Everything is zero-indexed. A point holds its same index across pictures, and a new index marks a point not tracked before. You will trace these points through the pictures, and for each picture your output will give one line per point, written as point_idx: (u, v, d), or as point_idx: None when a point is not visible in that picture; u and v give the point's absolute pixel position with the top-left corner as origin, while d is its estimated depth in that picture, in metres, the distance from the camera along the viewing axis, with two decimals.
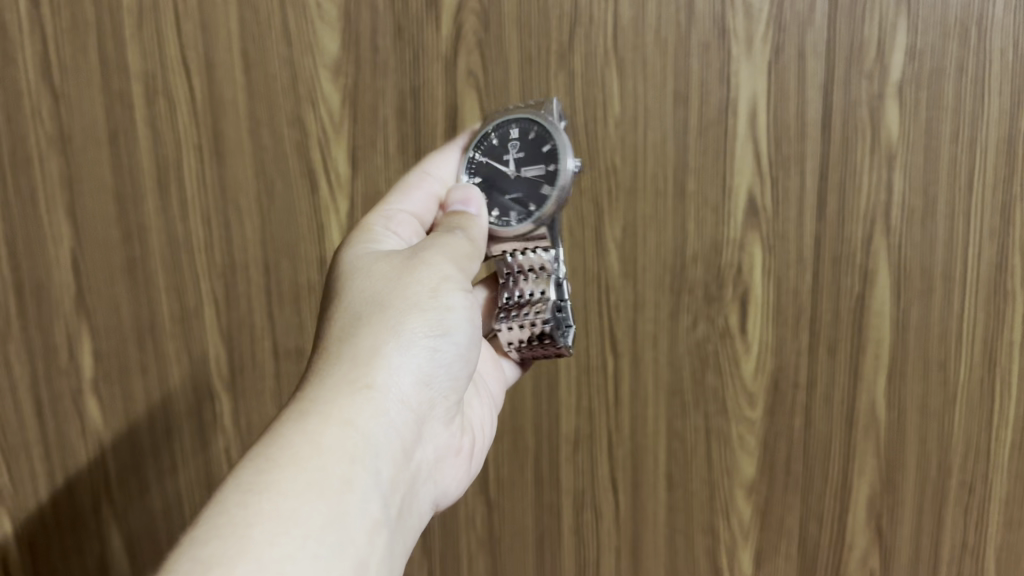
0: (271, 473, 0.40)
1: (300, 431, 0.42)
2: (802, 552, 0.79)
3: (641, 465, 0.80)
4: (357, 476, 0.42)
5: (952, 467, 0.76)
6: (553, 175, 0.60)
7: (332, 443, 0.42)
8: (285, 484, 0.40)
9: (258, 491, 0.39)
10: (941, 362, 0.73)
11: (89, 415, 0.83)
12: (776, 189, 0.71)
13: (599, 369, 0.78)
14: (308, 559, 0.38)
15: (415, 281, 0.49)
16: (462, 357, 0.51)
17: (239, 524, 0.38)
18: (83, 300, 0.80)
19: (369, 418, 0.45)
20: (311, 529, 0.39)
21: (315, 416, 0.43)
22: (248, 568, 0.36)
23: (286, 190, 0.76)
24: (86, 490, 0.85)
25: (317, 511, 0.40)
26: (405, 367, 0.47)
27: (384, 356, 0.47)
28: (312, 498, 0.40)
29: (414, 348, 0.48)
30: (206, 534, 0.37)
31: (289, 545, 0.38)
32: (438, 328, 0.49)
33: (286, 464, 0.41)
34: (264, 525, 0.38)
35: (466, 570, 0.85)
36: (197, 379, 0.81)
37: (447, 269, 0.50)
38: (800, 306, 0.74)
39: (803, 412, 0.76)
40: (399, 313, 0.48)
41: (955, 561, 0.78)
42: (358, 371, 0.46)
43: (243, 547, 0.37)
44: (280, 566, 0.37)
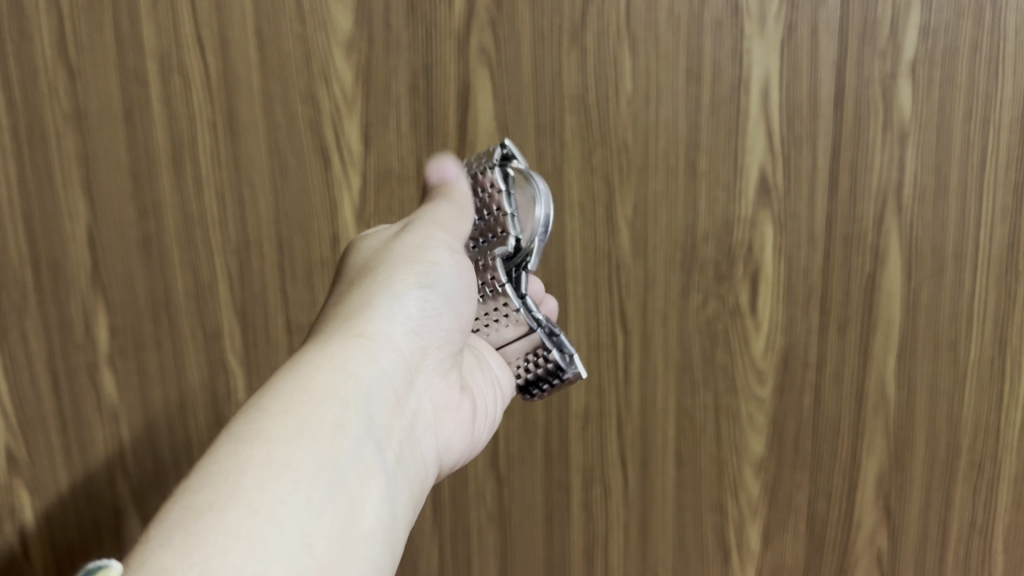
0: (262, 419, 0.41)
1: (292, 378, 0.43)
2: (810, 529, 0.80)
3: (651, 442, 0.81)
4: (351, 421, 0.43)
5: (961, 446, 0.76)
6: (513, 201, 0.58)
7: (325, 388, 0.43)
8: (278, 428, 0.40)
9: (251, 436, 0.40)
10: (951, 342, 0.73)
11: (105, 389, 0.84)
12: (788, 167, 0.71)
13: (609, 347, 0.79)
14: (303, 497, 0.38)
15: (403, 244, 0.51)
16: (451, 309, 0.51)
17: (232, 470, 0.38)
18: (98, 275, 0.81)
19: (361, 364, 0.45)
20: (304, 466, 0.39)
21: (305, 365, 0.44)
22: (238, 511, 0.36)
23: (299, 167, 0.76)
24: (102, 464, 0.86)
25: (311, 451, 0.40)
26: (397, 319, 0.48)
27: (374, 311, 0.48)
28: (305, 441, 0.40)
29: (405, 301, 0.49)
30: (201, 479, 0.38)
31: (283, 485, 0.38)
32: (425, 280, 0.50)
33: (277, 411, 0.41)
34: (258, 469, 0.38)
35: (476, 545, 0.86)
36: (211, 354, 0.82)
37: (432, 232, 0.52)
38: (811, 285, 0.74)
39: (813, 390, 0.77)
40: (385, 271, 0.49)
41: (962, 540, 0.78)
42: (348, 323, 0.47)
43: (232, 490, 0.37)
44: (273, 506, 0.37)
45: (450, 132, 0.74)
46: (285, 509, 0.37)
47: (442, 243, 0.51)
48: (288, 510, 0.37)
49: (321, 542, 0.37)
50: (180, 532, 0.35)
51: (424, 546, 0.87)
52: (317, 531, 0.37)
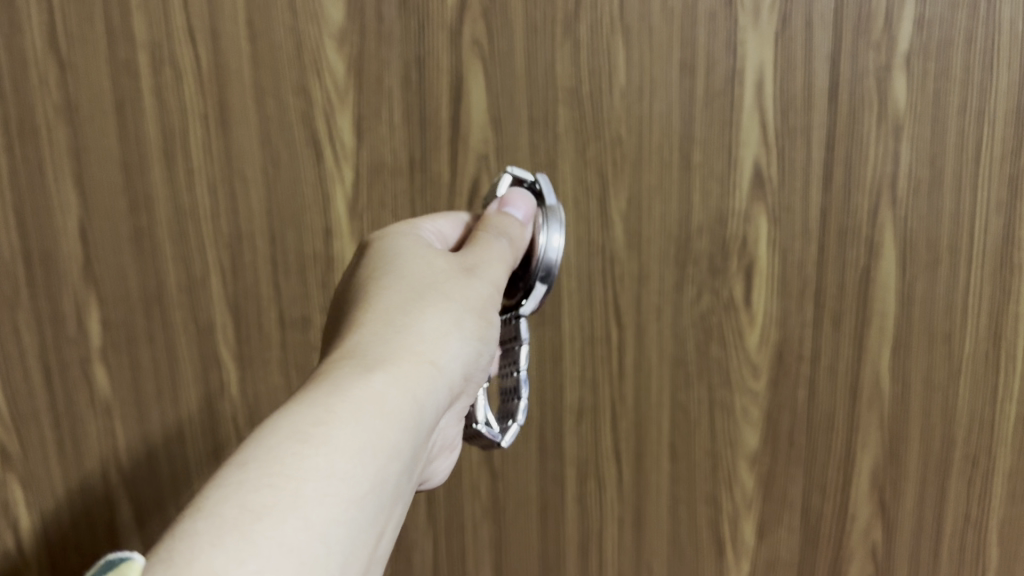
0: (332, 424, 0.39)
1: (363, 388, 0.42)
2: (804, 523, 0.80)
3: (645, 435, 0.80)
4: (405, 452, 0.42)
5: (956, 439, 0.75)
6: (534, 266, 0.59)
7: (392, 408, 0.42)
8: (346, 440, 0.39)
9: (317, 441, 0.38)
10: (946, 335, 0.73)
11: (98, 383, 0.84)
12: (783, 159, 0.71)
13: (603, 340, 0.78)
14: (352, 525, 0.37)
15: (476, 291, 0.50)
16: (488, 361, 0.52)
17: (298, 473, 0.36)
18: (90, 269, 0.81)
19: (425, 394, 0.44)
20: (361, 491, 0.38)
21: (374, 376, 0.43)
22: (298, 523, 0.35)
23: (291, 160, 0.76)
24: (95, 458, 0.86)
25: (370, 473, 0.39)
26: (455, 354, 0.47)
27: (441, 339, 0.47)
28: (368, 460, 0.39)
29: (465, 343, 0.48)
30: (261, 473, 0.36)
31: (340, 507, 0.37)
32: (483, 334, 0.50)
33: (347, 419, 0.40)
34: (321, 482, 0.37)
35: (471, 538, 0.86)
36: (204, 348, 0.82)
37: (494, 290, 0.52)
38: (806, 278, 0.73)
39: (807, 384, 0.76)
40: (456, 309, 0.49)
41: (957, 533, 0.78)
42: (421, 345, 0.46)
43: (297, 499, 0.35)
44: (327, 528, 0.36)
45: (443, 125, 0.73)
46: (335, 539, 0.36)
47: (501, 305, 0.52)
48: (337, 538, 0.36)
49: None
50: (236, 533, 0.33)
51: (418, 540, 0.87)
52: (352, 564, 0.37)
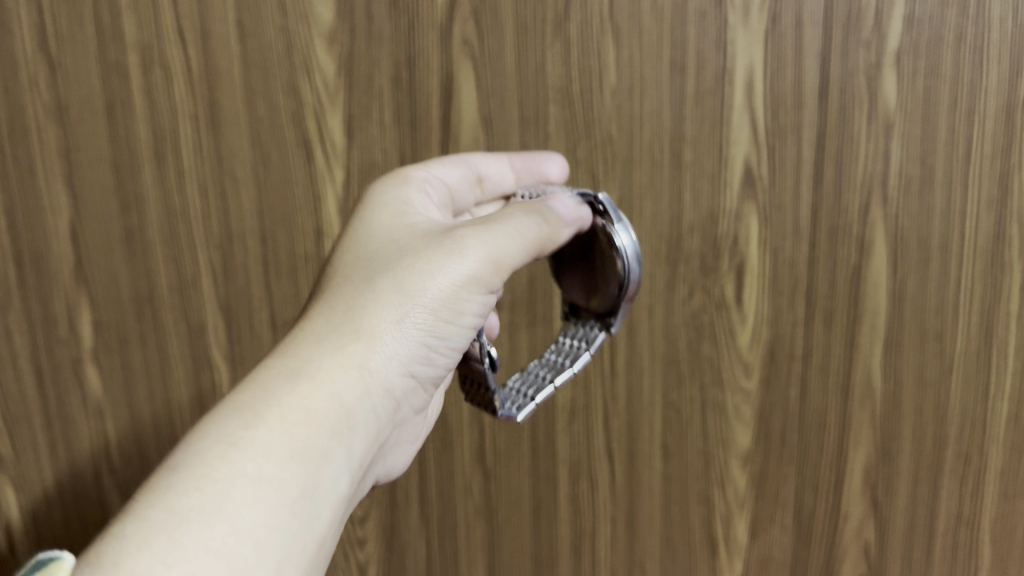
0: (258, 429, 0.40)
1: (293, 393, 0.42)
2: (797, 522, 0.80)
3: (637, 434, 0.80)
4: (337, 452, 0.42)
5: (948, 438, 0.76)
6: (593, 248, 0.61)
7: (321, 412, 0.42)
8: (274, 444, 0.40)
9: (244, 445, 0.39)
10: (937, 333, 0.73)
11: (89, 384, 0.84)
12: (773, 158, 0.71)
13: None
14: (282, 526, 0.38)
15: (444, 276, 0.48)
16: (454, 350, 0.51)
17: (221, 479, 0.37)
18: (81, 270, 0.80)
19: (355, 399, 0.45)
20: (289, 494, 0.39)
21: (306, 379, 0.43)
22: (224, 528, 0.36)
23: (282, 160, 0.76)
24: (87, 460, 0.86)
25: (296, 476, 0.40)
26: (401, 351, 0.47)
27: (386, 336, 0.47)
28: (294, 464, 0.40)
29: (415, 337, 0.48)
30: (187, 479, 0.37)
31: (266, 509, 0.38)
32: (444, 323, 0.49)
33: (274, 424, 0.40)
34: (245, 486, 0.38)
35: (464, 539, 0.85)
36: (196, 349, 0.82)
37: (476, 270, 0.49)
38: (797, 276, 0.73)
39: (799, 382, 0.76)
40: (414, 298, 0.47)
41: (950, 532, 0.78)
42: (357, 343, 0.46)
43: (221, 503, 0.37)
44: (255, 529, 0.37)
45: (434, 125, 0.73)
46: (265, 540, 0.37)
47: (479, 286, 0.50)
48: (268, 540, 0.37)
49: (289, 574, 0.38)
50: (162, 539, 0.35)
51: (411, 541, 0.86)
52: (288, 563, 0.38)
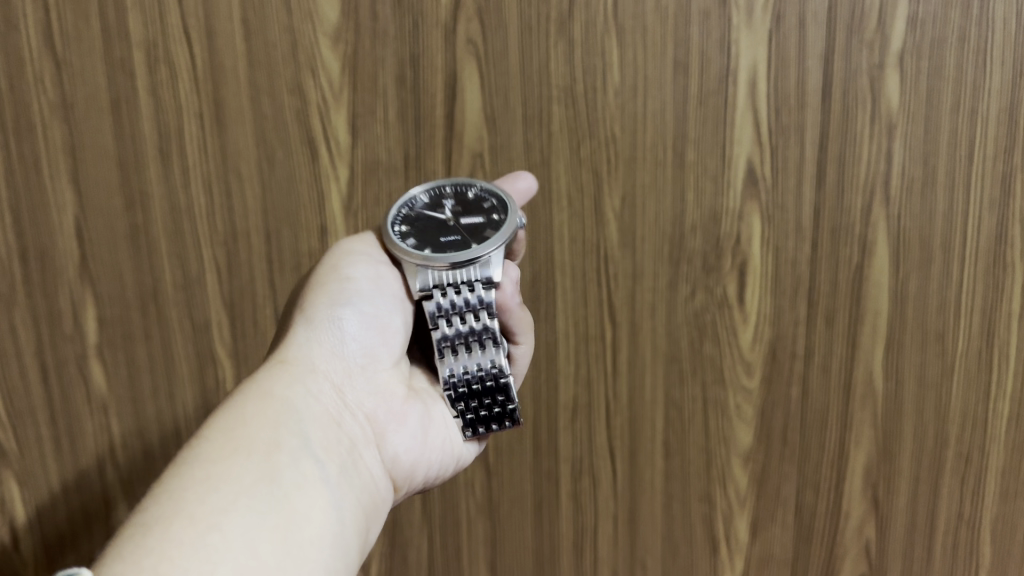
0: (199, 451, 0.45)
1: (226, 414, 0.47)
2: (798, 520, 0.81)
3: (639, 433, 0.81)
4: (285, 440, 0.47)
5: (949, 437, 0.77)
6: (461, 207, 0.61)
7: (253, 414, 0.47)
8: (214, 454, 0.44)
9: (190, 461, 0.44)
10: (939, 333, 0.74)
11: (94, 381, 0.84)
12: (775, 157, 0.71)
13: (597, 338, 0.78)
14: (240, 508, 0.41)
15: (320, 272, 0.55)
16: (379, 319, 0.54)
17: (176, 494, 0.42)
18: (86, 267, 0.81)
19: (286, 393, 0.49)
20: (237, 479, 0.43)
21: (239, 400, 0.48)
22: (181, 524, 0.40)
23: (286, 158, 0.76)
24: (91, 454, 0.86)
25: (245, 468, 0.44)
26: (319, 344, 0.52)
27: (298, 341, 0.52)
28: (238, 460, 0.44)
29: (325, 325, 0.53)
30: (152, 509, 0.42)
31: (219, 498, 0.41)
32: (339, 298, 0.53)
33: (213, 442, 0.45)
34: (195, 490, 0.42)
35: (466, 536, 0.85)
36: (200, 343, 0.82)
37: (342, 251, 0.56)
38: (799, 276, 0.74)
39: (800, 381, 0.77)
40: (307, 302, 0.54)
41: (950, 530, 0.80)
42: (275, 357, 0.52)
43: (176, 509, 0.41)
44: (216, 517, 0.41)
45: (438, 123, 0.74)
46: (227, 522, 0.40)
47: (357, 258, 0.55)
48: (229, 522, 0.40)
49: (263, 547, 0.40)
50: (132, 548, 0.39)
51: (412, 537, 0.85)
52: (256, 538, 0.41)
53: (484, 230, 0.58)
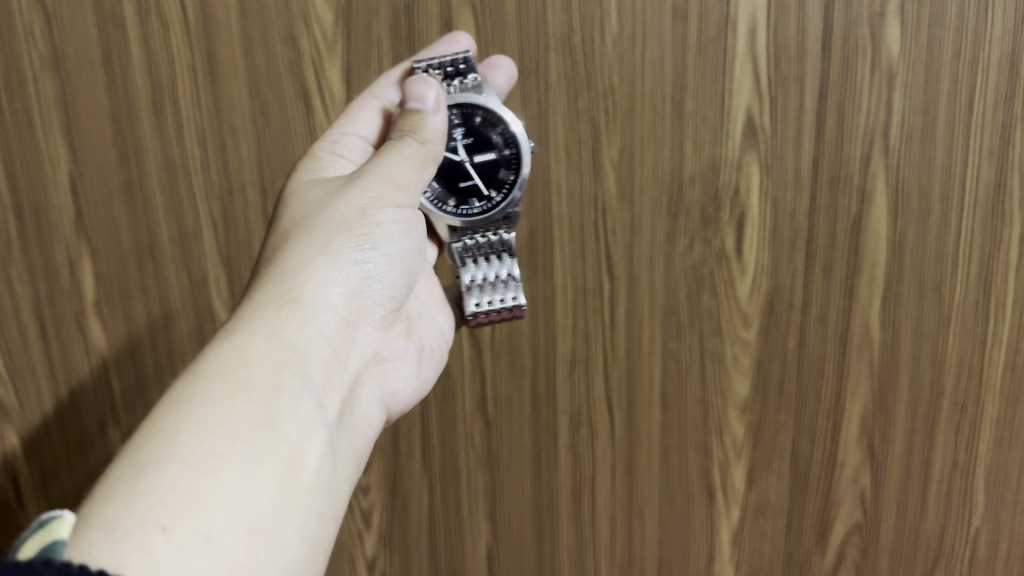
0: (198, 381, 0.43)
1: (226, 342, 0.46)
2: (794, 469, 0.82)
3: (636, 385, 0.81)
4: (286, 382, 0.46)
5: (945, 386, 0.78)
6: (474, 140, 0.64)
7: (256, 351, 0.46)
8: (213, 389, 0.43)
9: (187, 398, 0.42)
10: (936, 283, 0.75)
11: (93, 335, 0.84)
12: (775, 108, 0.71)
13: (595, 291, 0.78)
14: (237, 454, 0.41)
15: (345, 202, 0.52)
16: (391, 263, 0.54)
17: (171, 428, 0.40)
18: (82, 222, 0.80)
19: (294, 330, 0.48)
20: (240, 422, 0.42)
21: (240, 329, 0.46)
22: (177, 466, 0.39)
23: (280, 111, 0.75)
24: (91, 408, 0.86)
25: (244, 410, 0.43)
26: (333, 279, 0.51)
27: (310, 270, 0.50)
28: (238, 401, 0.43)
29: (341, 263, 0.51)
30: (141, 437, 0.40)
31: (217, 441, 0.41)
32: (364, 242, 0.52)
33: (213, 373, 0.44)
34: (194, 428, 0.41)
35: (466, 487, 0.85)
36: (197, 298, 0.82)
37: (383, 190, 0.53)
38: (797, 227, 0.74)
39: (798, 332, 0.77)
40: (328, 231, 0.51)
41: (945, 478, 0.81)
42: (283, 287, 0.49)
43: (171, 447, 0.39)
44: (208, 460, 0.40)
45: None
46: (222, 467, 0.40)
47: (392, 202, 0.54)
48: (225, 467, 0.40)
49: (258, 497, 0.41)
50: (121, 486, 0.37)
51: (413, 489, 0.85)
52: (254, 487, 0.41)
53: (500, 175, 0.64)
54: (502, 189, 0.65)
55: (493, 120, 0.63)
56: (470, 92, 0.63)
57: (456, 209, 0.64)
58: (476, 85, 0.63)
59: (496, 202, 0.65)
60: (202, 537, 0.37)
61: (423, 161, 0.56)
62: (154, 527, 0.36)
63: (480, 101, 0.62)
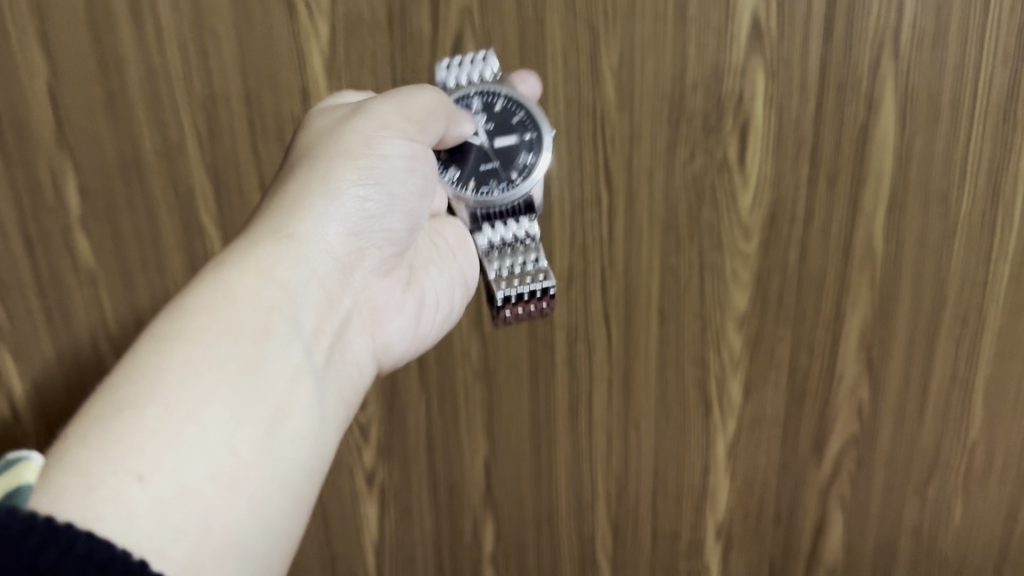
0: (192, 317, 0.44)
1: (220, 278, 0.47)
2: (791, 381, 0.82)
3: (634, 299, 0.80)
4: (277, 327, 0.47)
5: (947, 298, 0.78)
6: (495, 126, 0.64)
7: (249, 292, 0.47)
8: (205, 329, 0.44)
9: (176, 334, 0.43)
10: (943, 194, 0.73)
11: (81, 252, 0.82)
12: (782, 10, 0.68)
13: (593, 204, 0.76)
14: (222, 401, 0.42)
15: (349, 134, 0.54)
16: (394, 204, 0.55)
17: (155, 367, 0.42)
18: (63, 135, 0.77)
19: (288, 270, 0.49)
20: (228, 367, 0.43)
21: (237, 266, 0.48)
22: (157, 410, 0.40)
23: (263, 16, 0.72)
24: (83, 324, 0.85)
25: (233, 355, 0.44)
26: (332, 216, 0.52)
27: (308, 207, 0.51)
28: (227, 344, 0.44)
29: (340, 200, 0.52)
30: (127, 372, 0.42)
31: (200, 386, 0.42)
32: (365, 177, 0.53)
33: (207, 311, 0.45)
34: (178, 369, 0.42)
35: (464, 402, 0.84)
36: (185, 212, 0.80)
37: (385, 123, 0.54)
38: (801, 135, 0.72)
39: (799, 244, 0.76)
40: (329, 166, 0.52)
41: (942, 390, 0.82)
42: (281, 222, 0.50)
43: (153, 388, 0.41)
44: (190, 408, 0.41)
45: None
46: (205, 416, 0.41)
47: (395, 137, 0.54)
48: (207, 414, 0.41)
49: (239, 448, 0.42)
50: (100, 425, 0.39)
51: (411, 404, 0.84)
52: (237, 438, 0.42)
53: (519, 157, 0.65)
54: (523, 172, 0.65)
55: (513, 104, 0.65)
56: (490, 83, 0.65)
57: (476, 190, 0.64)
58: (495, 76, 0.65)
59: (518, 184, 0.65)
60: (180, 488, 0.39)
61: (435, 109, 0.57)
62: (129, 475, 0.38)
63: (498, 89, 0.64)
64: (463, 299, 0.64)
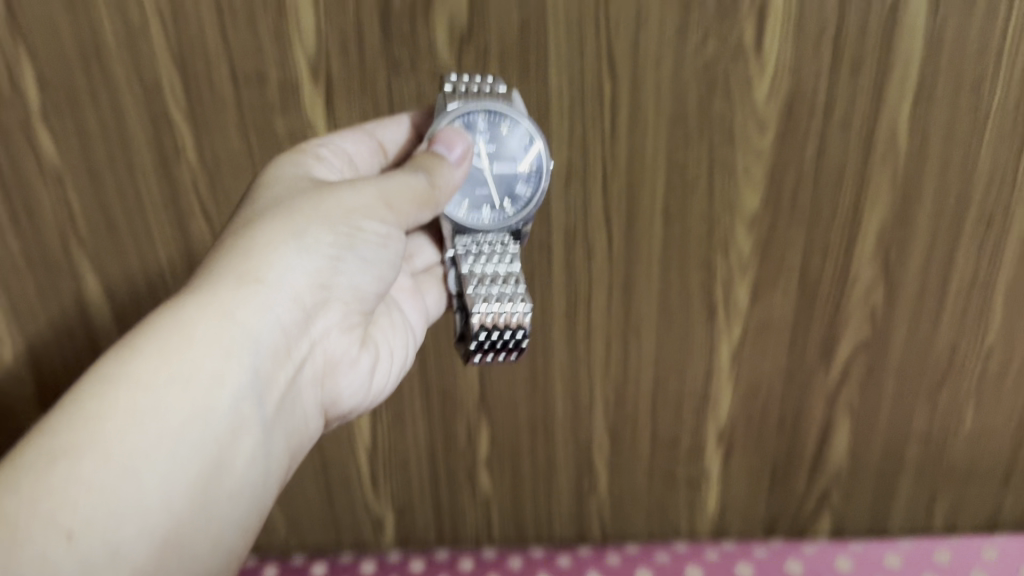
0: (143, 361, 0.46)
1: (177, 316, 0.48)
2: (802, 286, 0.78)
3: (638, 200, 0.74)
4: (232, 381, 0.48)
5: (972, 198, 0.73)
6: (495, 152, 0.64)
7: (204, 334, 0.48)
8: (157, 377, 0.46)
9: (123, 379, 0.45)
10: (975, 83, 0.68)
11: (43, 149, 0.74)
12: None
13: (594, 96, 0.69)
14: (163, 460, 0.44)
15: (332, 199, 0.53)
16: (366, 270, 0.56)
17: (95, 415, 0.43)
18: (14, 17, 0.69)
19: (250, 314, 0.50)
20: (175, 425, 0.45)
21: (200, 306, 0.49)
22: (92, 462, 0.42)
23: None
24: (51, 227, 0.78)
25: (183, 407, 0.46)
26: (299, 267, 0.52)
27: (274, 253, 0.51)
28: (178, 394, 0.46)
29: (313, 254, 0.52)
30: (67, 414, 0.43)
31: (144, 442, 0.44)
32: (342, 244, 0.53)
33: (161, 357, 0.46)
34: (121, 421, 0.44)
35: None
36: (152, 104, 0.72)
37: (369, 198, 0.54)
38: (825, 18, 0.65)
39: (817, 139, 0.70)
40: (304, 218, 0.52)
41: (961, 293, 0.78)
42: (245, 264, 0.51)
43: (93, 436, 0.43)
44: (129, 461, 0.43)
45: None
46: (143, 474, 0.43)
47: (379, 217, 0.54)
48: (146, 471, 0.44)
49: (175, 507, 0.45)
50: (33, 472, 0.41)
51: None
52: (173, 497, 0.45)
53: (517, 186, 0.65)
54: (519, 203, 0.65)
55: (518, 130, 0.64)
56: (498, 100, 0.63)
57: (469, 214, 0.64)
58: (504, 95, 0.64)
59: (513, 213, 0.65)
60: (107, 549, 0.41)
61: (426, 198, 0.57)
62: (58, 535, 0.40)
63: (503, 111, 0.63)
64: (417, 343, 0.67)
